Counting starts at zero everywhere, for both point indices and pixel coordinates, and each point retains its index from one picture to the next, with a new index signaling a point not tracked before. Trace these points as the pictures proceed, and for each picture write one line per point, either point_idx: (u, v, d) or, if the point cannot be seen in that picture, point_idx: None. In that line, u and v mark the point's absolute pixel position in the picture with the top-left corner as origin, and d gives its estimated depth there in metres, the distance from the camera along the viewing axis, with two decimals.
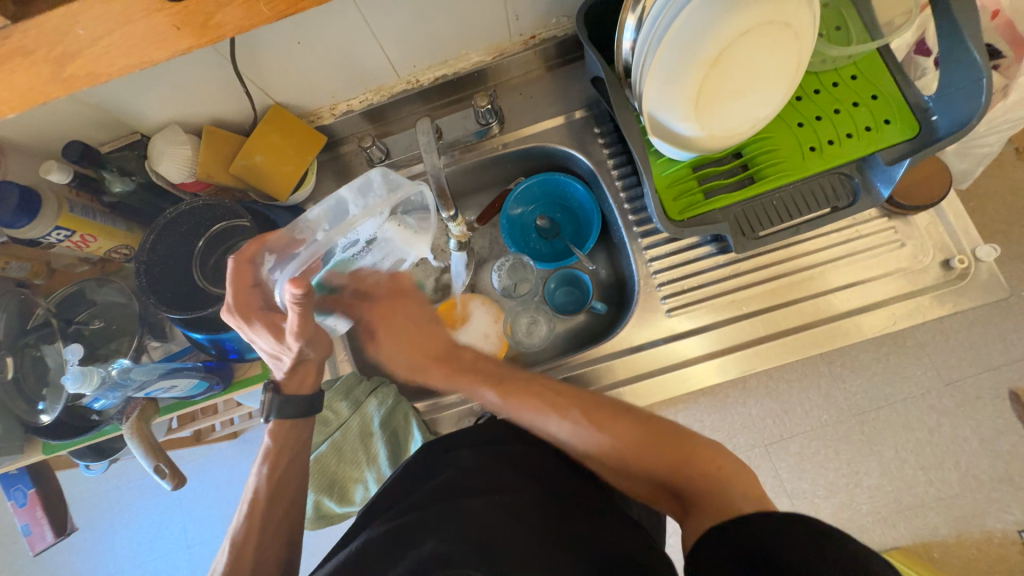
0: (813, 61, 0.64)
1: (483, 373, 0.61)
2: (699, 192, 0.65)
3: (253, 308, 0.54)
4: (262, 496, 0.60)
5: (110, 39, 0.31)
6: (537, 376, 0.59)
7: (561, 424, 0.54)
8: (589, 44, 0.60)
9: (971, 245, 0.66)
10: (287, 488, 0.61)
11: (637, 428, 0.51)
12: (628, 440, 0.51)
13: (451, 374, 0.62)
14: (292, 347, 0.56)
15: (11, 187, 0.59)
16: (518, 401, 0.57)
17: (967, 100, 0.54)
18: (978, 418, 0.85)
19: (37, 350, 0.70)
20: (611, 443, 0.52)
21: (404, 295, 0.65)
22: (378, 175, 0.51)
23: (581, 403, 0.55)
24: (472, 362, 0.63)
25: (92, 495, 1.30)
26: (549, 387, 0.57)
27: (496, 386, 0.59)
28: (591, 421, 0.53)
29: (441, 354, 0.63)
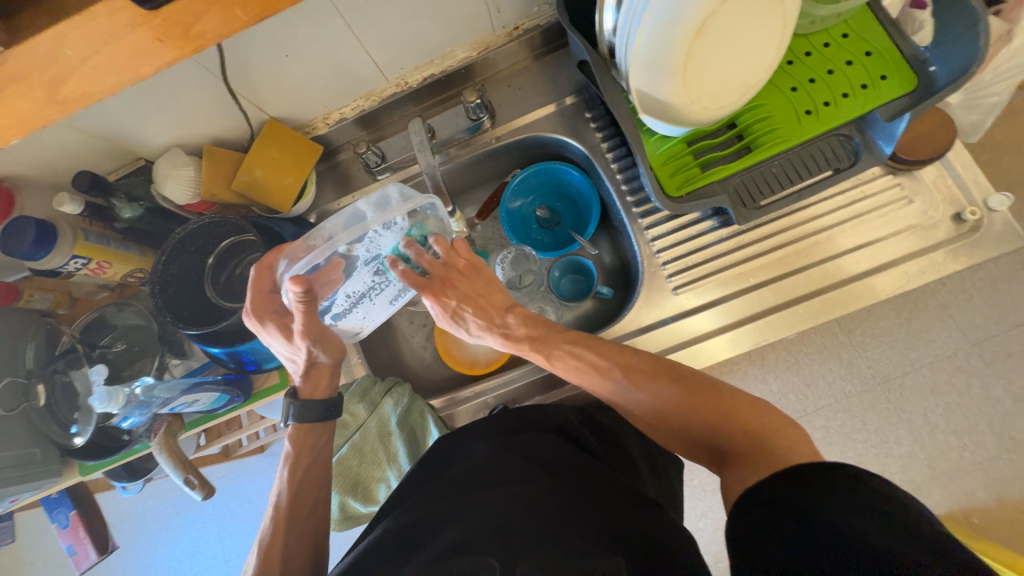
0: (802, 23, 0.63)
1: (532, 339, 0.61)
2: (696, 167, 0.64)
3: (268, 311, 0.58)
4: (285, 498, 0.60)
5: (99, 57, 0.30)
6: (581, 335, 0.59)
7: (610, 380, 0.55)
8: (572, 28, 0.60)
9: (982, 196, 0.64)
10: (310, 488, 0.61)
11: (672, 381, 0.52)
12: (671, 392, 0.51)
13: (499, 341, 0.62)
14: (303, 348, 0.59)
15: (28, 220, 0.62)
16: (564, 365, 0.58)
17: (964, 48, 0.53)
18: (1010, 376, 0.82)
19: (66, 376, 0.72)
20: (655, 394, 0.52)
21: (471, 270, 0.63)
22: (395, 189, 0.55)
23: (624, 361, 0.55)
24: (522, 328, 0.62)
25: (131, 516, 1.35)
26: (592, 348, 0.57)
27: (543, 348, 0.59)
28: (634, 375, 0.54)
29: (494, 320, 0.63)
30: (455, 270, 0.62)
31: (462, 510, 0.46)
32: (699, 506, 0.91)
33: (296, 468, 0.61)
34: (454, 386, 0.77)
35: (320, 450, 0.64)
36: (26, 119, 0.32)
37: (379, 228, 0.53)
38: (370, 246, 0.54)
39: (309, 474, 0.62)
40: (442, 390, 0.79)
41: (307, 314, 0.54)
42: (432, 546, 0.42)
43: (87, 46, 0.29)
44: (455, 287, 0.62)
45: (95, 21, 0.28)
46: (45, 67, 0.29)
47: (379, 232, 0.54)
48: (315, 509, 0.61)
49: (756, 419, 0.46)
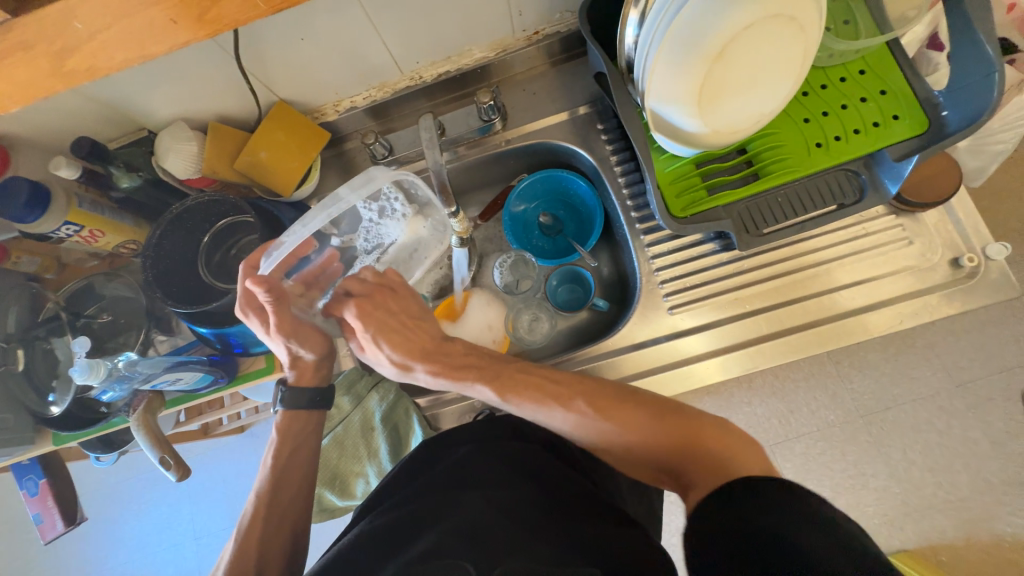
0: (820, 57, 0.63)
1: (478, 367, 0.57)
2: (702, 189, 0.64)
3: (254, 305, 0.55)
4: (264, 485, 0.59)
5: (108, 33, 0.29)
6: (535, 366, 0.57)
7: (567, 410, 0.52)
8: (592, 38, 0.60)
9: (981, 244, 0.65)
10: (292, 476, 0.60)
11: (632, 409, 0.50)
12: (635, 419, 0.49)
13: (439, 372, 0.57)
14: (281, 343, 0.58)
15: (22, 181, 0.61)
16: (515, 397, 0.54)
17: (977, 95, 0.53)
18: (989, 420, 0.83)
19: (48, 343, 0.71)
20: (618, 426, 0.50)
21: (388, 291, 0.59)
22: (378, 171, 0.52)
23: (581, 391, 0.53)
24: (463, 356, 0.58)
25: (103, 487, 1.33)
26: (547, 378, 0.55)
27: (491, 381, 0.55)
28: (596, 402, 0.51)
29: (431, 349, 0.58)
30: (387, 289, 0.59)
31: (446, 507, 0.46)
32: (674, 523, 0.92)
33: (280, 454, 0.60)
34: None
35: (305, 438, 0.63)
36: (27, 88, 0.31)
37: (374, 215, 0.61)
38: (367, 235, 0.62)
39: (295, 458, 0.61)
40: None
41: (279, 311, 0.54)
42: (408, 550, 0.42)
43: (96, 20, 0.28)
44: (386, 307, 0.58)
45: None
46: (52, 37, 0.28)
47: (375, 219, 0.61)
48: (299, 494, 0.60)
49: (721, 438, 0.46)
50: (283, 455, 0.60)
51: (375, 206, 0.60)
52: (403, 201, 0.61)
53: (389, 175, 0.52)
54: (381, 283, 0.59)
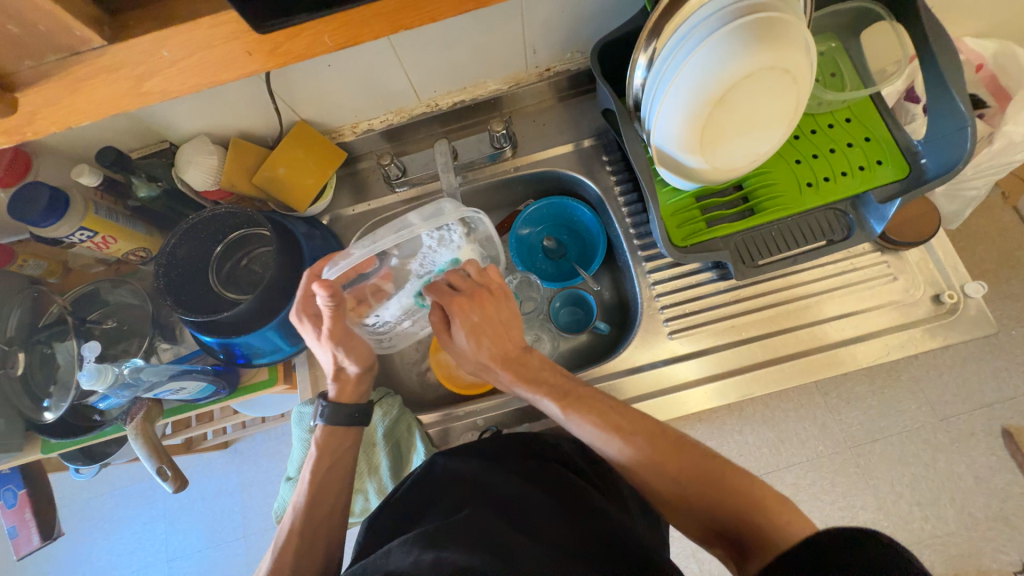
0: (810, 105, 0.69)
1: (549, 384, 0.59)
2: (702, 221, 0.68)
3: (309, 310, 0.59)
4: (305, 498, 0.59)
5: (189, 60, 0.34)
6: (602, 393, 0.58)
7: (627, 445, 0.53)
8: (602, 78, 0.65)
9: (960, 282, 0.69)
10: (331, 488, 0.60)
11: (682, 459, 0.51)
12: (687, 471, 0.51)
13: (517, 382, 0.60)
14: (328, 350, 0.60)
15: (42, 187, 0.62)
16: (582, 419, 0.56)
17: (953, 146, 0.57)
18: (973, 454, 0.86)
19: (48, 347, 0.70)
20: (670, 477, 0.51)
21: (489, 292, 0.60)
22: (448, 204, 0.57)
23: (646, 430, 0.54)
24: (540, 369, 0.60)
25: (75, 502, 1.28)
26: (616, 410, 0.56)
27: (562, 399, 0.58)
28: (653, 441, 0.53)
29: (513, 357, 0.60)
30: (484, 291, 0.59)
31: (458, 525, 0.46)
32: None
33: (319, 468, 0.60)
34: (444, 403, 0.77)
35: (345, 451, 0.63)
36: (101, 103, 0.34)
37: (433, 241, 0.60)
38: (422, 261, 0.62)
39: (333, 471, 0.60)
40: (430, 406, 0.79)
41: (334, 316, 0.57)
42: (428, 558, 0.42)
43: (182, 50, 0.33)
44: (482, 310, 0.59)
45: (196, 30, 0.33)
46: (139, 63, 0.33)
47: (433, 246, 0.60)
48: (337, 504, 0.60)
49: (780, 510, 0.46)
50: (323, 468, 0.60)
51: (437, 234, 0.59)
52: (465, 233, 0.61)
53: (458, 211, 0.56)
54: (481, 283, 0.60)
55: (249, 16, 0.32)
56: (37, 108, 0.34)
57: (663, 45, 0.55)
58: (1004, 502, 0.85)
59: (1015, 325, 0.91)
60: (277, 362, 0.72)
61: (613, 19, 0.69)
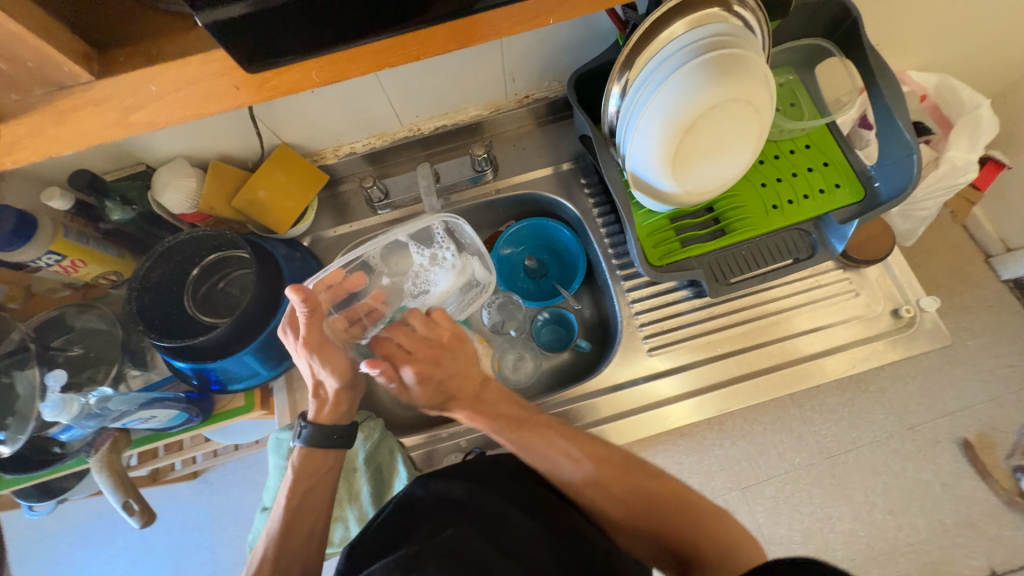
0: (772, 132, 0.73)
1: (506, 417, 0.61)
2: (677, 241, 0.71)
3: (293, 324, 0.60)
4: (280, 522, 0.57)
5: (178, 94, 0.34)
6: (554, 419, 0.61)
7: (572, 468, 0.57)
8: (579, 106, 0.68)
9: (916, 297, 0.74)
10: (309, 514, 0.58)
11: (629, 478, 0.56)
12: (633, 491, 0.55)
13: (474, 419, 0.61)
14: (306, 360, 0.59)
15: (9, 210, 0.60)
16: (533, 448, 0.58)
17: (902, 171, 0.62)
18: (938, 462, 0.90)
19: (5, 377, 0.65)
20: (619, 500, 0.55)
21: (439, 350, 0.62)
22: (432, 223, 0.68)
23: (591, 449, 0.58)
24: (497, 405, 0.62)
25: (26, 542, 1.19)
26: (561, 431, 0.59)
27: (516, 430, 0.59)
28: (602, 465, 0.56)
29: (473, 396, 0.62)
30: (436, 350, 0.62)
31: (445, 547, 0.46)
32: None
33: (295, 493, 0.58)
34: (427, 426, 0.76)
35: (318, 483, 0.60)
36: (88, 135, 0.34)
37: (424, 262, 0.69)
38: (414, 280, 0.69)
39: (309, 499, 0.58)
40: (413, 429, 0.78)
41: (310, 321, 0.57)
42: None
43: (169, 84, 0.34)
44: (436, 367, 0.61)
45: (187, 66, 0.34)
46: (126, 95, 0.33)
47: (425, 265, 0.69)
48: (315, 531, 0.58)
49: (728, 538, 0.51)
50: (300, 492, 0.58)
51: (428, 253, 0.69)
52: (453, 249, 0.69)
53: (440, 218, 0.66)
54: (433, 341, 0.62)
55: (241, 57, 0.32)
56: (18, 139, 0.34)
57: (635, 77, 0.58)
58: (970, 508, 0.89)
59: (969, 336, 0.97)
60: (253, 387, 0.70)
61: (587, 51, 0.73)
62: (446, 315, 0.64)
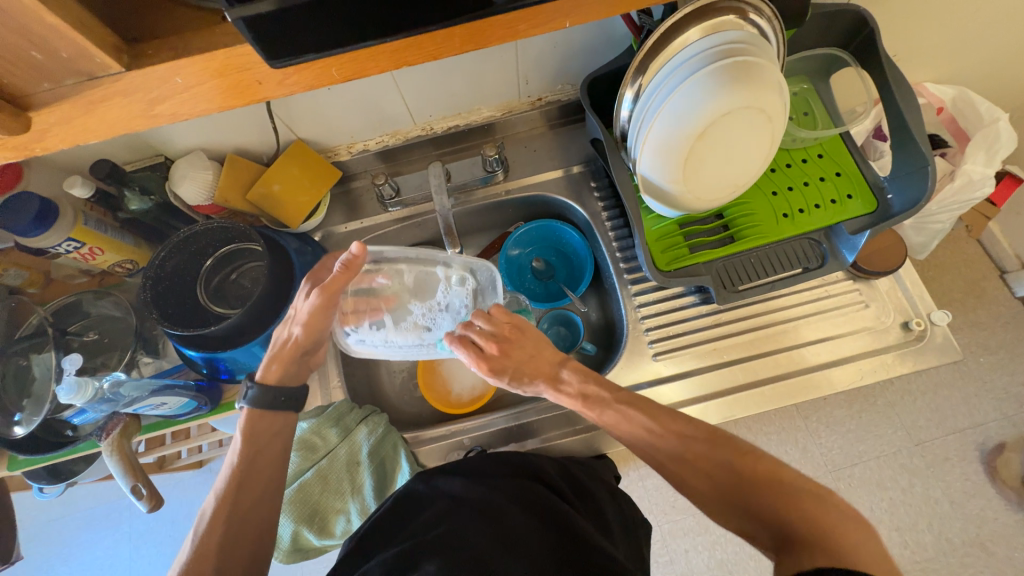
0: (784, 141, 0.73)
1: (595, 394, 0.58)
2: (685, 247, 0.71)
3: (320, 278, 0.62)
4: (228, 485, 0.54)
5: (202, 87, 0.35)
6: (632, 394, 0.57)
7: (654, 445, 0.53)
8: (590, 109, 0.68)
9: (926, 310, 0.73)
10: (263, 480, 0.56)
11: (714, 451, 0.50)
12: (720, 465, 0.49)
13: (559, 396, 0.60)
14: (304, 311, 0.59)
15: (32, 197, 0.62)
16: (615, 424, 0.56)
17: (916, 183, 0.61)
18: (948, 479, 0.89)
19: (24, 359, 0.67)
20: (704, 473, 0.50)
21: (516, 335, 0.62)
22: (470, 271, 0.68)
23: (672, 423, 0.53)
24: (581, 384, 0.59)
25: (35, 524, 1.22)
26: (637, 404, 0.56)
27: (602, 404, 0.57)
28: (680, 440, 0.52)
29: (552, 376, 0.61)
30: (514, 330, 0.62)
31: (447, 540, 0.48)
32: None
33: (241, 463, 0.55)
34: (432, 423, 0.77)
35: (272, 444, 0.58)
36: (116, 125, 0.35)
37: (441, 299, 0.67)
38: (424, 309, 0.66)
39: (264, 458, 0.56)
40: (416, 425, 0.78)
41: (338, 278, 0.57)
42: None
43: (194, 78, 0.35)
44: (509, 355, 0.61)
45: (211, 61, 0.34)
46: (152, 88, 0.34)
47: (439, 304, 0.67)
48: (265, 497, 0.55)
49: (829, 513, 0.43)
50: (248, 455, 0.55)
51: (447, 297, 0.67)
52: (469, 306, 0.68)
53: (476, 263, 0.68)
54: (509, 330, 0.62)
55: (265, 51, 0.33)
56: (48, 127, 0.35)
57: (648, 82, 0.59)
58: (979, 528, 0.87)
59: (983, 353, 0.95)
60: None
61: (602, 55, 0.73)
62: (503, 310, 0.64)
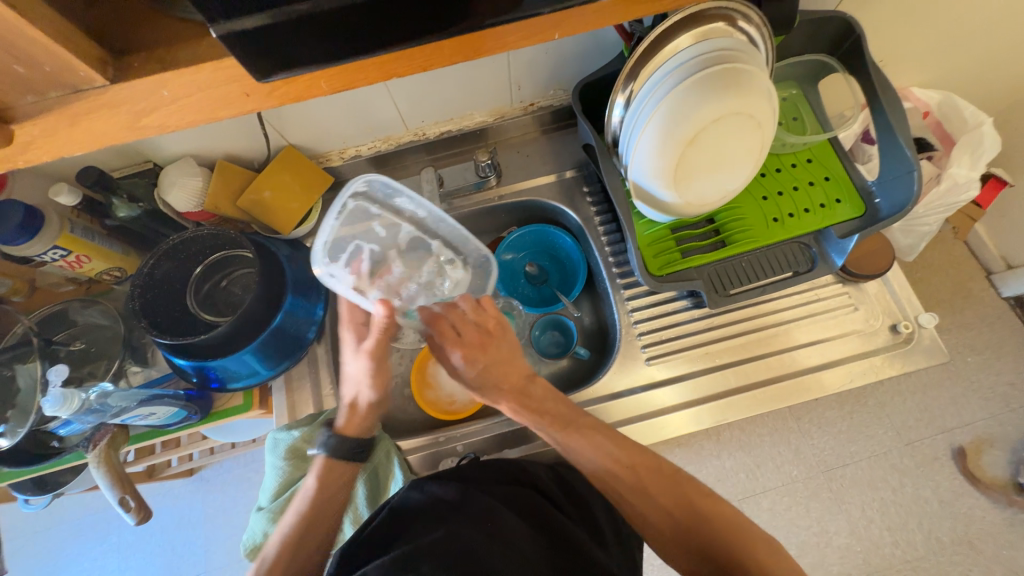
0: (774, 146, 0.74)
1: (552, 413, 0.60)
2: (677, 252, 0.71)
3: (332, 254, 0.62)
4: (296, 524, 0.58)
5: (190, 98, 0.35)
6: (600, 422, 0.60)
7: (626, 479, 0.57)
8: (582, 115, 0.69)
9: (914, 313, 0.74)
10: (325, 517, 0.59)
11: (677, 492, 0.56)
12: (683, 505, 0.55)
13: (519, 411, 0.60)
14: (358, 365, 0.59)
15: (17, 206, 0.61)
16: (580, 450, 0.58)
17: (902, 188, 0.62)
18: (937, 478, 0.90)
19: (8, 370, 0.65)
20: (667, 511, 0.55)
21: (490, 338, 0.61)
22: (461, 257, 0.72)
23: (647, 461, 0.58)
24: (542, 401, 0.60)
25: (21, 535, 1.19)
26: (609, 436, 0.59)
27: (562, 428, 0.59)
28: (649, 473, 0.57)
29: (517, 388, 0.60)
30: (485, 334, 0.61)
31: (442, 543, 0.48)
32: None
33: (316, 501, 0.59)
34: (427, 430, 0.77)
35: (338, 487, 0.61)
36: (101, 136, 0.35)
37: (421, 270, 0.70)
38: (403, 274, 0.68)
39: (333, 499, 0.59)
40: (411, 432, 0.78)
41: (381, 333, 0.57)
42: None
43: (181, 89, 0.34)
44: (484, 354, 0.60)
45: (199, 72, 0.34)
46: (137, 99, 0.34)
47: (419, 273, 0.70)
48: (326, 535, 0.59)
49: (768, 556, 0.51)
50: (321, 497, 0.59)
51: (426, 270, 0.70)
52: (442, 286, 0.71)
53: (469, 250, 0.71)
54: (485, 332, 0.61)
55: (252, 67, 0.33)
56: (30, 139, 0.34)
57: (639, 89, 0.59)
58: (968, 527, 0.88)
59: (970, 353, 0.97)
60: (252, 386, 0.70)
61: (593, 61, 0.73)
62: (494, 304, 0.63)
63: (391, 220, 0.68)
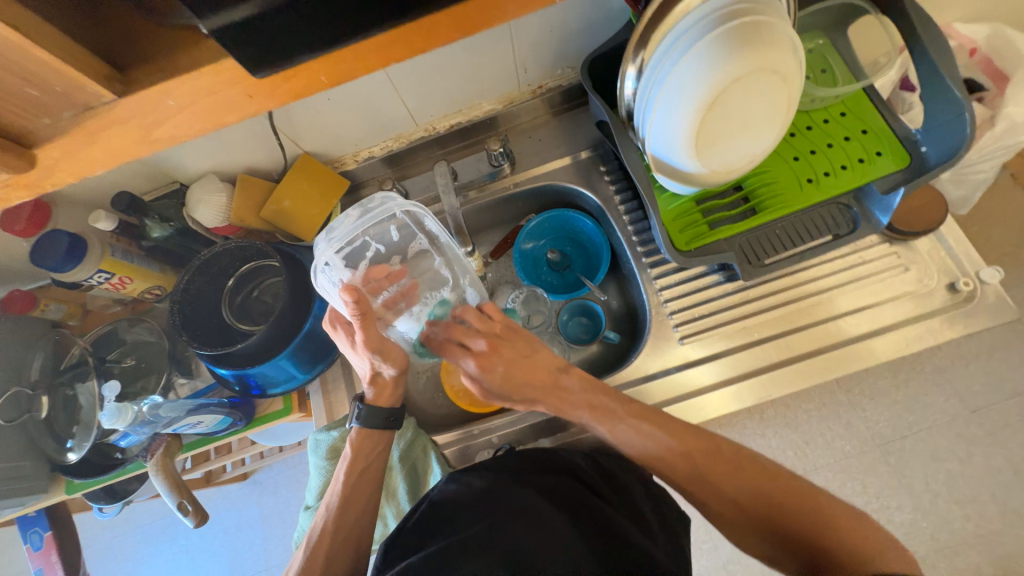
0: (802, 102, 0.69)
1: (595, 405, 0.59)
2: (704, 224, 0.68)
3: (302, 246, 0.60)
4: (337, 498, 0.60)
5: (195, 106, 0.35)
6: (645, 405, 0.59)
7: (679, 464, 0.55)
8: (593, 92, 0.66)
9: (974, 268, 0.68)
10: (360, 495, 0.61)
11: (740, 479, 0.54)
12: (744, 491, 0.53)
13: (559, 406, 0.60)
14: (365, 357, 0.60)
15: (62, 234, 0.64)
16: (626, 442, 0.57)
17: (953, 134, 0.57)
18: (1011, 446, 0.83)
19: (70, 389, 0.73)
20: (730, 500, 0.53)
21: (503, 337, 0.61)
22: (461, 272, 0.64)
23: (703, 447, 0.56)
24: (582, 392, 0.59)
25: (100, 541, 1.29)
26: (655, 423, 0.57)
27: (606, 419, 0.58)
28: (703, 455, 0.55)
29: (549, 385, 0.60)
30: (495, 337, 0.61)
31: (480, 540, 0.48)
32: None
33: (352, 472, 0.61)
34: (461, 424, 0.77)
35: (375, 458, 0.63)
36: (118, 152, 0.36)
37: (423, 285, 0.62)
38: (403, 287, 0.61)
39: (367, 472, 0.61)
40: (445, 426, 0.79)
41: (364, 325, 0.55)
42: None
43: (186, 97, 0.35)
44: (502, 357, 0.60)
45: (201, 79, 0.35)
46: (146, 113, 0.35)
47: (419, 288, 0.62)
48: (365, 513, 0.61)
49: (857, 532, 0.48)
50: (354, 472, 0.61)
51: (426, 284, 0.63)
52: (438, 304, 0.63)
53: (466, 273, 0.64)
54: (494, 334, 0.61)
55: (250, 64, 0.33)
56: (56, 162, 0.36)
57: (651, 56, 0.56)
58: None
59: None
60: (291, 391, 0.72)
61: (599, 34, 0.71)
62: (497, 308, 0.63)
63: (407, 227, 0.60)
